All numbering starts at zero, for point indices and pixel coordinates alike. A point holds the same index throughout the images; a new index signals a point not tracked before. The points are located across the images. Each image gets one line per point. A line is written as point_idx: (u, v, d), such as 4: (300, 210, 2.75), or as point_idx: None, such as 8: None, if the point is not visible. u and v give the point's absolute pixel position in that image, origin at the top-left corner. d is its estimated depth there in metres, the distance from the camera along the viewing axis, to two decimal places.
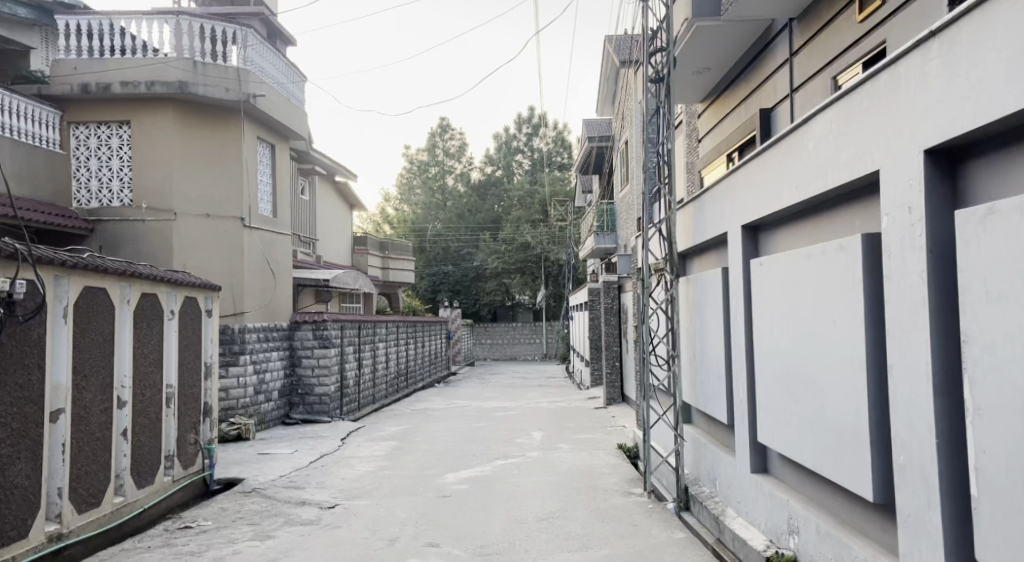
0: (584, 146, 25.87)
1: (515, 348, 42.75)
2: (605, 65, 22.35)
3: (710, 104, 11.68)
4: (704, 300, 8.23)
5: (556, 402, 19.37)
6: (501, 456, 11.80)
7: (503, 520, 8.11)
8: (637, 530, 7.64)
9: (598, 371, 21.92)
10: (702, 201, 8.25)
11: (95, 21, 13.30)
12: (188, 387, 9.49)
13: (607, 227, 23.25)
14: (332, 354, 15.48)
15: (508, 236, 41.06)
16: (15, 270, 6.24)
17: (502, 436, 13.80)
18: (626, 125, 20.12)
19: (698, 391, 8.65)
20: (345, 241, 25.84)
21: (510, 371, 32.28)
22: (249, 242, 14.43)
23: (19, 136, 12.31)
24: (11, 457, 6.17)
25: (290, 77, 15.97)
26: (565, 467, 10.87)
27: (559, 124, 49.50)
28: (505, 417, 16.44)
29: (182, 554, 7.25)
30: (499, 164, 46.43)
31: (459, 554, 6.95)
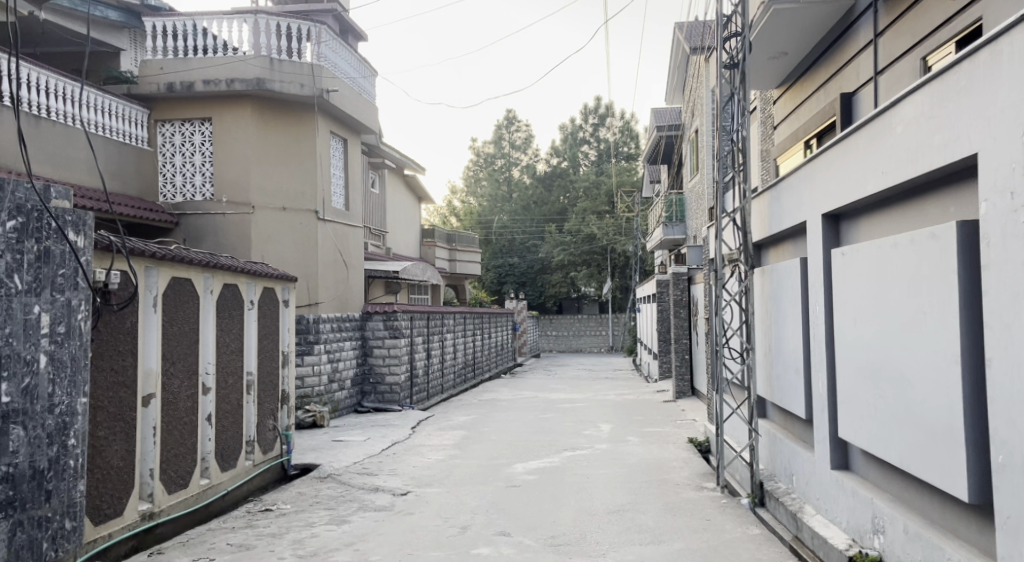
0: (653, 136, 25.69)
1: (580, 341, 42.56)
2: (676, 53, 22.10)
3: (786, 90, 11.50)
4: (781, 291, 8.13)
5: (624, 394, 19.30)
6: (571, 448, 11.86)
7: (573, 511, 8.16)
8: (709, 525, 7.61)
9: (666, 363, 21.77)
10: (779, 189, 8.12)
11: (179, 23, 13.73)
12: (267, 375, 9.78)
13: (676, 217, 23.05)
14: (402, 345, 15.73)
15: (573, 227, 41.09)
16: (110, 261, 6.46)
17: (569, 428, 13.85)
18: (697, 112, 19.88)
19: (774, 384, 8.53)
20: (413, 233, 26.18)
21: (576, 364, 32.27)
22: (323, 234, 14.76)
23: (110, 134, 12.78)
24: (107, 439, 6.46)
25: (361, 72, 16.23)
26: (635, 460, 10.87)
27: (625, 114, 49.14)
28: (572, 409, 16.46)
29: (264, 535, 7.49)
30: (565, 155, 46.23)
31: (530, 544, 7.02)
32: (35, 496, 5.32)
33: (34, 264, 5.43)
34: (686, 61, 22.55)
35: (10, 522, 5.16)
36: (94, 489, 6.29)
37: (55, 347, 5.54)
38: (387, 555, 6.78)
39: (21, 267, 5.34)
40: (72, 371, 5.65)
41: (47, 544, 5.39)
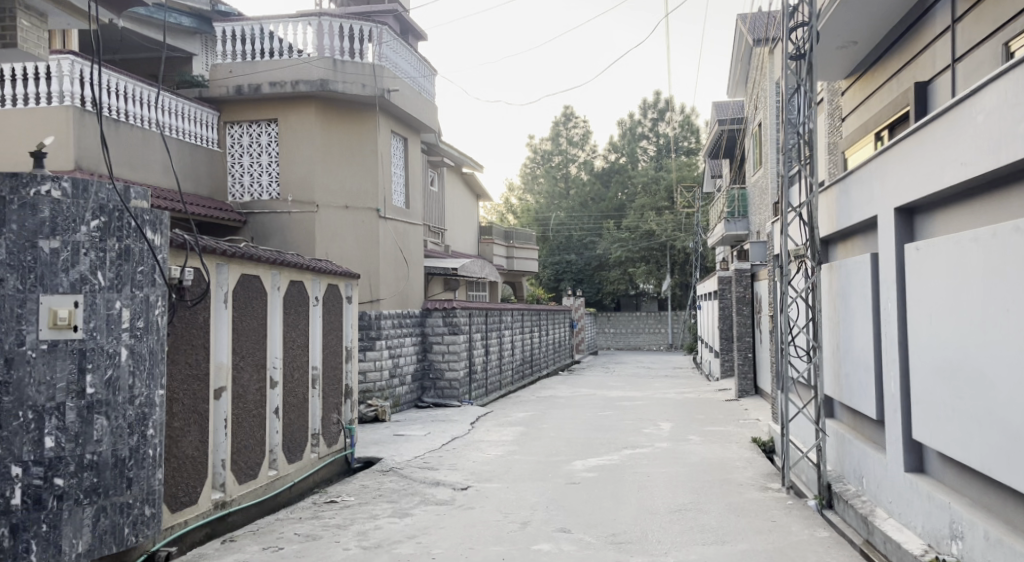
0: (715, 130, 25.44)
1: (639, 338, 42.30)
2: (739, 45, 21.87)
3: (855, 80, 11.34)
4: (850, 288, 8.04)
5: (684, 392, 19.18)
6: (630, 446, 11.88)
7: (634, 510, 8.20)
8: (774, 527, 7.57)
9: (728, 361, 21.57)
10: (849, 182, 8.03)
11: (248, 27, 14.13)
12: (332, 369, 10.04)
13: (738, 213, 22.84)
14: (461, 341, 15.91)
15: (631, 224, 40.92)
16: (184, 259, 6.71)
17: (629, 426, 13.86)
18: (761, 105, 19.65)
19: (843, 384, 8.44)
20: (471, 230, 26.40)
21: (634, 361, 32.11)
22: (385, 232, 15.03)
23: (183, 137, 13.22)
24: (182, 430, 6.72)
25: (421, 71, 16.46)
26: (695, 459, 10.84)
27: (685, 109, 48.76)
28: (632, 407, 16.43)
29: (330, 526, 7.70)
30: (624, 150, 46.03)
31: (591, 541, 7.09)
32: (117, 483, 5.55)
33: (115, 262, 5.63)
34: (749, 53, 22.32)
35: (93, 508, 5.42)
36: (170, 478, 6.56)
37: (135, 341, 5.72)
38: (450, 548, 6.91)
39: (103, 265, 5.56)
40: (150, 364, 5.84)
41: (128, 530, 5.60)
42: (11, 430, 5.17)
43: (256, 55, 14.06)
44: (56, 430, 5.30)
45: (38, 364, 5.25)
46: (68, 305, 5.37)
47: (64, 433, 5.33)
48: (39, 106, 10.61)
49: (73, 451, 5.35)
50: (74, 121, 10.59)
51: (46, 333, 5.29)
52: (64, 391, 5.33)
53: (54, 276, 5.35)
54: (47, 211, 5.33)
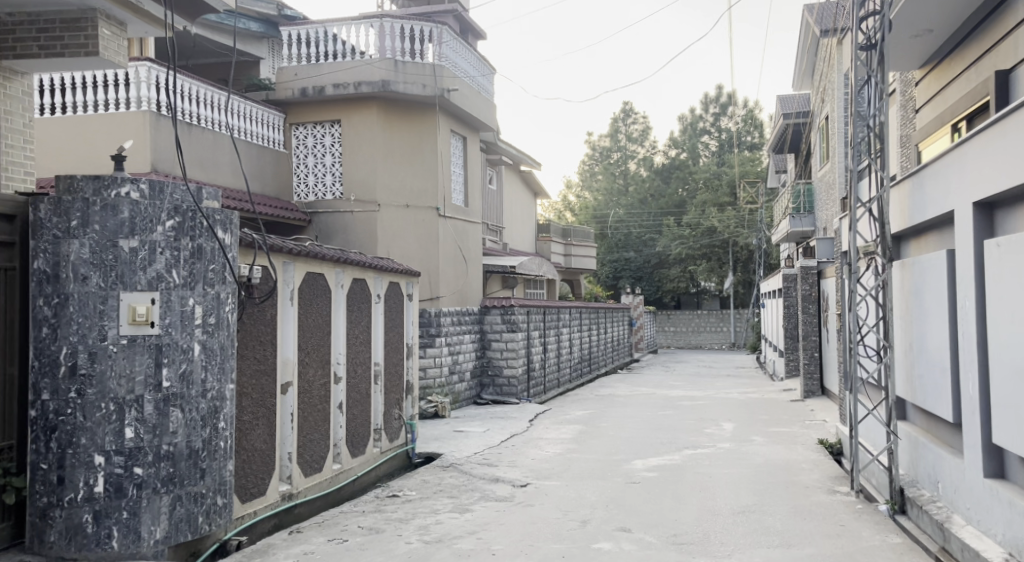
0: (780, 124, 25.04)
1: (700, 337, 41.80)
2: (806, 36, 21.49)
3: (931, 70, 11.06)
4: (924, 286, 7.88)
5: (748, 393, 18.91)
6: (692, 446, 11.80)
7: (696, 511, 8.17)
8: (842, 531, 7.48)
9: (793, 361, 21.24)
10: (922, 177, 7.87)
11: (312, 30, 14.44)
12: (394, 365, 10.23)
13: (804, 209, 22.54)
14: (520, 338, 16.02)
15: (692, 220, 40.56)
16: (253, 258, 6.92)
17: (691, 426, 13.77)
18: (829, 97, 19.30)
19: (916, 385, 8.26)
20: (529, 227, 26.48)
21: (695, 360, 31.78)
22: (444, 230, 15.20)
23: (252, 139, 13.58)
24: (251, 423, 6.92)
25: (481, 70, 16.58)
26: (759, 461, 10.72)
27: (748, 103, 48.13)
28: (693, 406, 16.31)
29: (392, 520, 7.85)
30: (684, 146, 45.58)
31: (651, 541, 7.10)
32: (192, 473, 5.74)
33: (188, 260, 5.79)
34: (817, 44, 21.93)
35: (170, 496, 5.62)
36: (240, 470, 6.77)
37: (208, 336, 5.88)
38: (509, 545, 6.97)
39: (178, 263, 5.72)
40: (222, 359, 6.00)
41: (202, 519, 5.79)
42: (95, 421, 5.44)
43: (321, 57, 14.34)
44: (135, 421, 5.52)
45: (118, 358, 5.49)
46: (146, 302, 5.57)
47: (143, 424, 5.54)
48: (118, 111, 11.03)
49: (152, 441, 5.56)
50: (150, 125, 10.98)
51: (125, 328, 5.52)
52: (143, 384, 5.54)
53: (133, 274, 5.55)
54: (127, 212, 5.55)
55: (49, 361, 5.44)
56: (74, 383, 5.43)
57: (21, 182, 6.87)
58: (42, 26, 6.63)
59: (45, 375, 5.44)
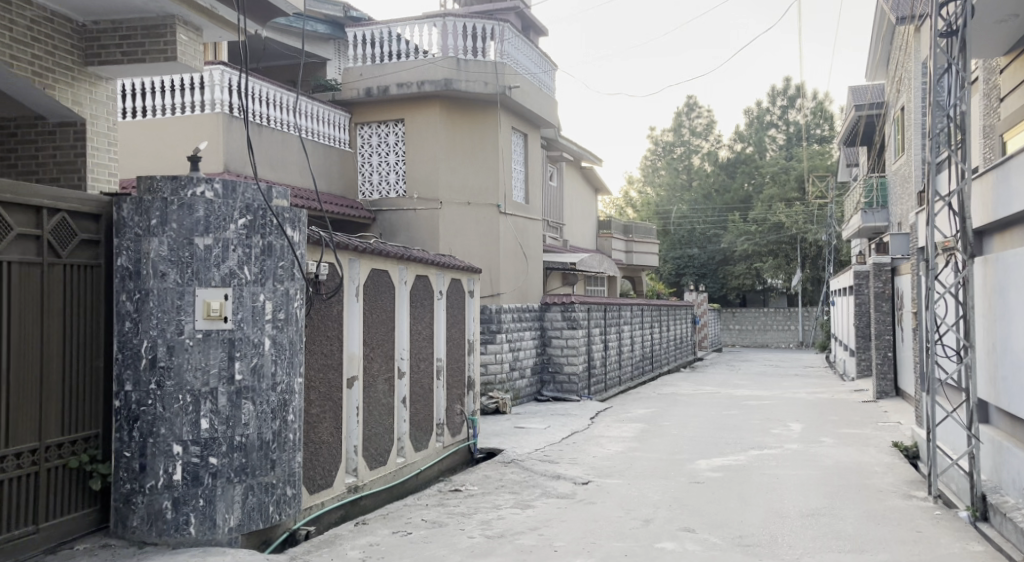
0: (852, 116, 24.58)
1: (767, 335, 41.12)
2: (882, 25, 21.03)
3: (1014, 58, 10.72)
4: (1009, 284, 7.64)
5: (816, 393, 18.59)
6: (758, 447, 11.67)
7: (763, 512, 8.08)
8: (919, 537, 7.30)
9: (865, 361, 20.80)
10: (1008, 168, 7.63)
11: (377, 30, 14.66)
12: (455, 361, 10.35)
13: (878, 203, 22.02)
14: (580, 335, 16.03)
15: (759, 216, 40.11)
16: (320, 255, 7.08)
17: (757, 426, 13.61)
18: (905, 87, 18.86)
19: (999, 387, 8.02)
20: (590, 224, 26.41)
21: (761, 359, 31.25)
22: (505, 227, 15.30)
23: (319, 138, 13.87)
24: (318, 417, 7.10)
25: (543, 66, 16.62)
26: (828, 463, 10.55)
27: (818, 95, 47.41)
28: (759, 406, 16.12)
29: (455, 514, 7.95)
30: (750, 140, 45.38)
31: (716, 542, 7.05)
32: (263, 464, 5.91)
33: (259, 257, 5.95)
34: (892, 33, 21.44)
35: (242, 485, 5.80)
36: (309, 462, 6.94)
37: (277, 331, 6.05)
38: (572, 542, 7.01)
39: (249, 260, 5.89)
40: (291, 353, 6.17)
41: (273, 508, 5.97)
42: (173, 411, 5.65)
43: (386, 57, 14.56)
44: (210, 413, 5.71)
45: (195, 351, 5.70)
46: (219, 297, 5.75)
47: (217, 416, 5.73)
48: (193, 113, 11.38)
49: (225, 432, 5.74)
50: (223, 126, 11.30)
51: (201, 323, 5.71)
52: (217, 377, 5.73)
53: (207, 271, 5.75)
54: (202, 210, 5.75)
55: (131, 354, 5.69)
56: (153, 375, 5.66)
57: (104, 184, 7.10)
58: (124, 33, 6.93)
59: (128, 367, 5.70)
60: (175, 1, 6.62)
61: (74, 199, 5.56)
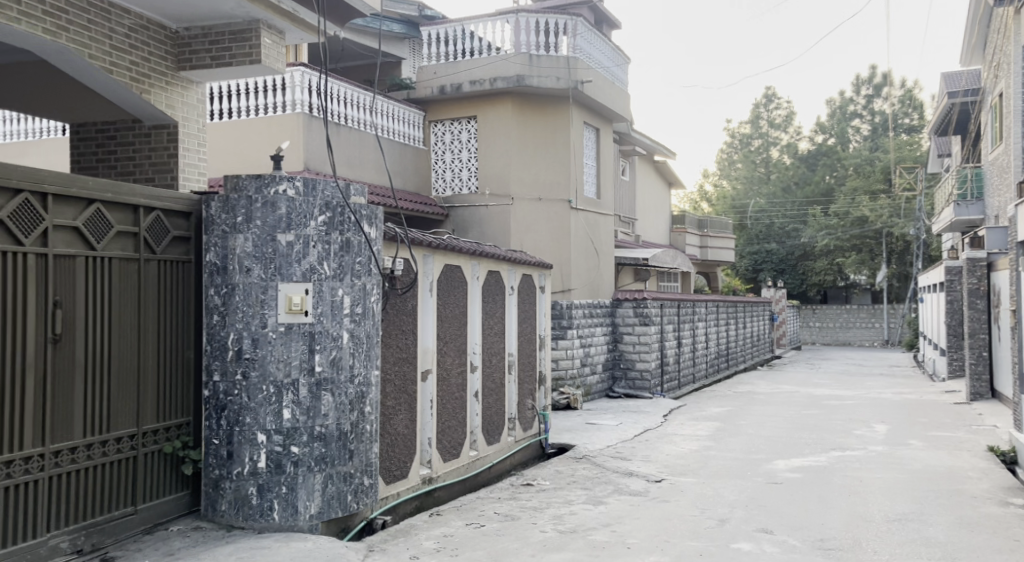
0: (943, 104, 23.80)
1: (850, 333, 40.03)
2: (978, 7, 20.29)
3: None
4: None
5: (903, 394, 18.05)
6: (839, 448, 11.44)
7: (846, 516, 7.91)
8: (1015, 546, 7.01)
9: (958, 361, 20.09)
10: None
11: (450, 28, 14.84)
12: (527, 356, 10.44)
13: (972, 195, 21.30)
14: (653, 332, 15.91)
15: (841, 209, 39.05)
16: (396, 250, 7.21)
17: (838, 426, 13.33)
18: (1003, 72, 18.17)
19: None
20: (664, 218, 26.18)
21: (844, 358, 30.44)
22: (577, 222, 15.32)
23: (394, 136, 14.11)
24: (394, 409, 7.26)
25: (615, 60, 16.55)
26: (915, 466, 10.28)
27: (906, 83, 45.91)
28: (842, 406, 15.75)
29: (527, 508, 8.03)
30: (832, 131, 44.11)
31: (797, 545, 6.93)
32: (341, 453, 6.08)
33: (338, 253, 6.11)
34: (989, 15, 20.67)
35: (322, 474, 5.97)
36: (385, 453, 7.10)
37: (355, 325, 6.20)
38: (645, 539, 7.01)
39: (328, 256, 6.05)
40: (368, 346, 6.32)
41: (351, 497, 6.14)
42: (257, 401, 5.86)
43: (459, 54, 14.74)
44: (292, 404, 5.89)
45: (277, 344, 5.89)
46: (300, 292, 5.93)
47: (298, 406, 5.91)
48: (276, 114, 11.74)
49: (306, 422, 5.92)
50: (302, 126, 11.60)
51: (283, 317, 5.90)
52: (298, 368, 5.91)
53: (289, 266, 5.93)
54: (284, 207, 5.93)
55: (220, 346, 5.94)
56: (240, 366, 5.89)
57: (195, 182, 7.41)
58: (213, 38, 7.21)
59: (217, 358, 5.96)
60: (259, 6, 6.84)
61: (169, 198, 5.82)
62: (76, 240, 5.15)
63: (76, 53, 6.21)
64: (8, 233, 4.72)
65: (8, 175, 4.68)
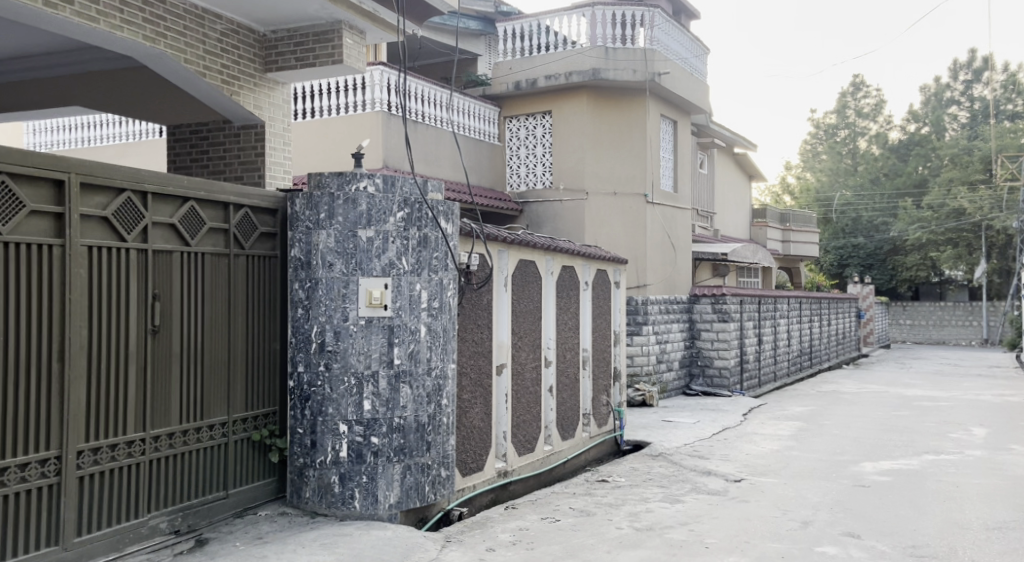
0: None
1: (943, 331, 38.62)
2: None
3: None
4: None
5: (1002, 396, 17.36)
6: (932, 451, 11.10)
7: (939, 522, 7.68)
8: None
9: None
10: None
11: (526, 24, 14.91)
12: (602, 352, 10.44)
13: None
14: (732, 329, 15.70)
15: (935, 201, 37.70)
16: (471, 246, 7.29)
17: (931, 429, 12.92)
18: None
19: None
20: (745, 212, 25.79)
21: (937, 358, 29.37)
22: (653, 217, 15.21)
23: (470, 132, 14.25)
24: (470, 402, 7.36)
25: (693, 51, 16.36)
26: (1015, 472, 9.91)
27: (1008, 68, 44.10)
28: (935, 408, 15.25)
29: (603, 504, 8.04)
30: (927, 119, 42.67)
31: (885, 551, 6.76)
32: (419, 445, 6.21)
33: (416, 248, 6.24)
34: None
35: (401, 465, 6.10)
36: (461, 445, 7.20)
37: (432, 319, 6.32)
38: (724, 540, 6.95)
39: (407, 251, 6.18)
40: (444, 340, 6.43)
41: (429, 488, 6.27)
42: (339, 392, 6.00)
43: (535, 49, 14.79)
44: (372, 395, 6.03)
45: (358, 337, 6.02)
46: (380, 286, 6.06)
47: (378, 398, 6.05)
48: (356, 112, 12.00)
49: (386, 414, 6.05)
50: (382, 124, 11.83)
51: (363, 311, 6.03)
52: (378, 361, 6.05)
53: (369, 261, 6.06)
54: (365, 204, 6.05)
55: (304, 339, 6.10)
56: (322, 358, 6.04)
57: (281, 180, 7.65)
58: (299, 39, 7.41)
59: (301, 350, 6.12)
60: (341, 6, 6.98)
61: (256, 196, 6.03)
62: (172, 236, 5.38)
63: (173, 59, 6.47)
64: (111, 230, 4.97)
65: (112, 175, 4.94)
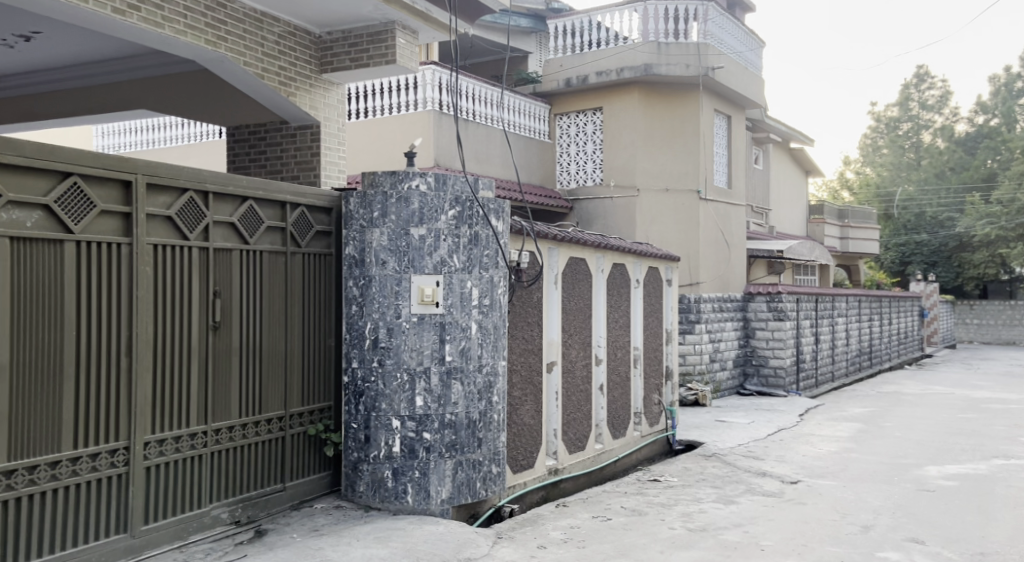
0: None
1: (1012, 331, 37.44)
2: None
3: None
4: None
5: None
6: (1001, 456, 10.79)
7: (1008, 529, 7.49)
8: None
9: None
10: None
11: (578, 20, 14.89)
12: (654, 351, 10.38)
13: None
14: (788, 327, 15.49)
15: (1005, 196, 36.59)
16: (522, 243, 7.32)
17: (999, 432, 12.55)
18: None
19: None
20: (801, 209, 25.34)
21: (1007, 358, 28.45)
22: (706, 214, 15.07)
23: (520, 130, 14.29)
24: (520, 399, 7.40)
25: (748, 45, 16.14)
26: None
27: None
28: (1003, 411, 14.82)
29: (655, 504, 8.00)
30: (994, 110, 41.08)
31: (950, 557, 6.62)
32: (470, 441, 6.26)
33: (466, 246, 6.29)
34: None
35: (453, 460, 6.17)
36: (512, 442, 7.25)
37: (483, 317, 6.37)
38: (780, 542, 6.88)
39: (457, 249, 6.23)
40: (495, 337, 6.47)
41: (480, 484, 6.32)
42: (392, 388, 6.07)
43: (586, 46, 14.74)
44: (424, 391, 6.10)
45: (410, 333, 6.09)
46: (432, 283, 6.13)
47: (430, 394, 6.11)
48: (408, 112, 12.13)
49: (438, 410, 6.12)
50: (433, 124, 11.93)
51: (415, 308, 6.10)
52: (430, 357, 6.12)
53: (421, 259, 6.13)
54: (417, 202, 6.11)
55: (358, 335, 6.19)
56: (375, 354, 6.12)
57: (336, 180, 7.77)
58: (353, 40, 7.51)
59: (355, 346, 6.20)
60: (394, 6, 7.05)
61: (312, 195, 6.14)
62: (232, 235, 5.51)
63: (232, 61, 6.62)
64: (175, 229, 5.10)
65: (177, 176, 5.08)
